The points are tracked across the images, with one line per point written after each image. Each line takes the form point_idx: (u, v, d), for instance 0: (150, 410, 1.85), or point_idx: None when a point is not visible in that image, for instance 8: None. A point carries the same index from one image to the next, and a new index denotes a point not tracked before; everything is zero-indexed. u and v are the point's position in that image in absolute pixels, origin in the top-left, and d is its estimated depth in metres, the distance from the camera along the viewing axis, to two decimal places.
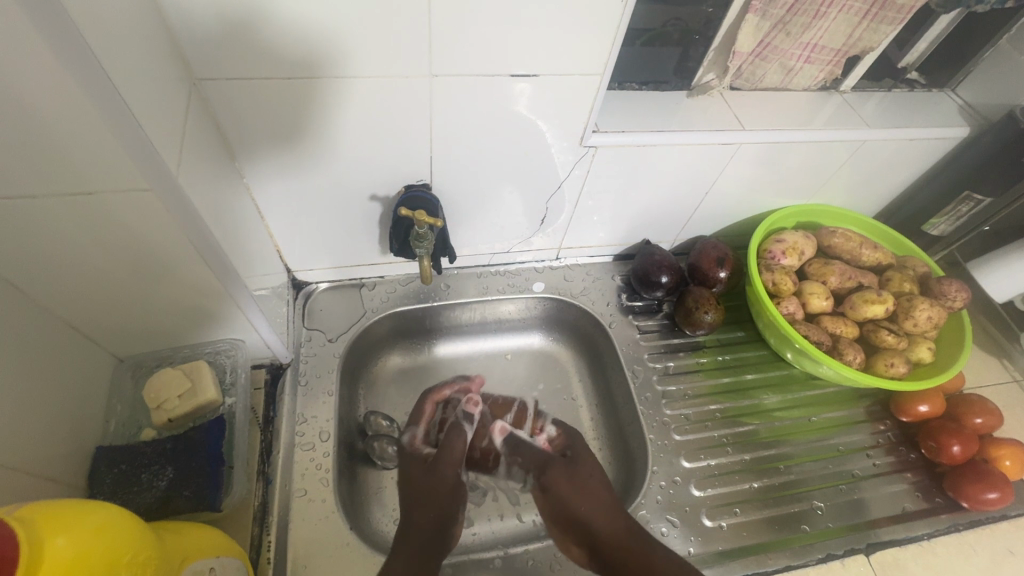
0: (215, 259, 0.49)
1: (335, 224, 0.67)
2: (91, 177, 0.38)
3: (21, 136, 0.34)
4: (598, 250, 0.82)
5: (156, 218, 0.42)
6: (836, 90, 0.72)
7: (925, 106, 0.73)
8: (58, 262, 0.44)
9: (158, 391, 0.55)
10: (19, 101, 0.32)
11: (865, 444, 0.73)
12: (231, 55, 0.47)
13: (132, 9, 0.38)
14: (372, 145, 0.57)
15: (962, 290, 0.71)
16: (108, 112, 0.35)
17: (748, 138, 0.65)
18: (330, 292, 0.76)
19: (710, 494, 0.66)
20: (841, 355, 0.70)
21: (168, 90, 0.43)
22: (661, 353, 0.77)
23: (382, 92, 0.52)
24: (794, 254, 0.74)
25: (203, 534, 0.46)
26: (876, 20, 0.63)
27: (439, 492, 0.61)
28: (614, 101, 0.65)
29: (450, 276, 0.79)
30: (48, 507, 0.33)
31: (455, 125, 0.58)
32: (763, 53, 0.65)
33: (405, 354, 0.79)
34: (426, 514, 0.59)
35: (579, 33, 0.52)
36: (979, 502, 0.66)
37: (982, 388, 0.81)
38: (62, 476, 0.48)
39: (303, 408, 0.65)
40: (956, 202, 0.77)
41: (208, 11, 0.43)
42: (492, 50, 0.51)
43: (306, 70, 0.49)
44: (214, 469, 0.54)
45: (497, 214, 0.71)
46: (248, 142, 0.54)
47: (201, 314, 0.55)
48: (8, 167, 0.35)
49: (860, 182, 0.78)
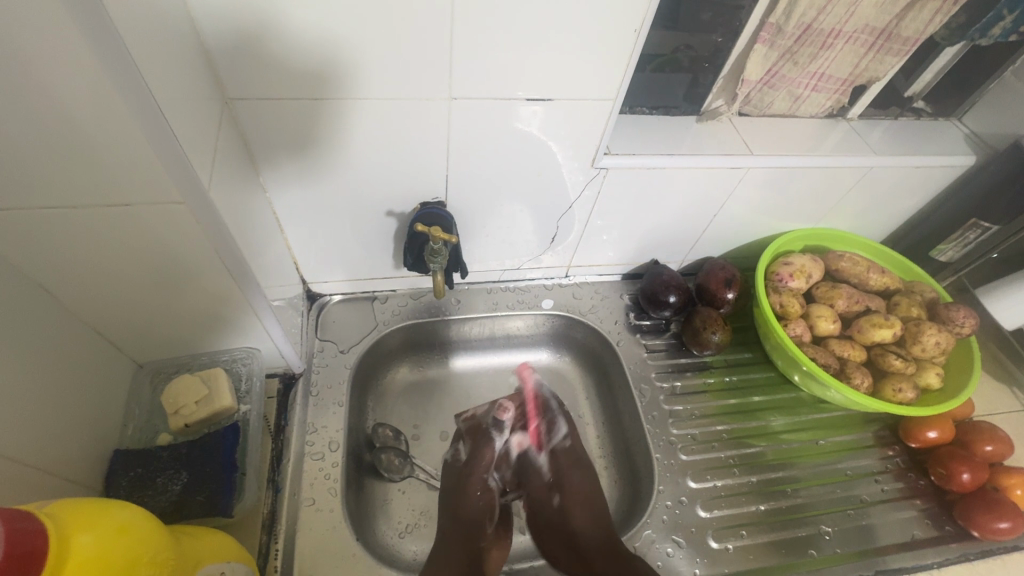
0: (238, 270, 0.51)
1: (350, 238, 0.69)
2: (128, 189, 0.40)
3: (67, 150, 0.36)
4: (606, 269, 0.84)
5: (186, 230, 0.44)
6: (842, 117, 0.74)
7: (930, 135, 0.75)
8: (87, 266, 0.45)
9: (176, 397, 0.57)
10: (69, 120, 0.35)
11: (874, 469, 0.73)
12: (262, 77, 0.49)
13: (177, 33, 0.41)
14: (390, 162, 0.60)
15: (970, 316, 0.72)
16: (150, 130, 0.37)
17: (755, 163, 0.67)
18: (343, 303, 0.77)
19: (716, 516, 0.66)
20: (849, 378, 0.71)
21: (204, 109, 0.45)
22: (668, 372, 0.78)
23: (401, 113, 0.55)
24: (802, 276, 0.75)
25: (216, 540, 0.47)
26: (882, 51, 0.65)
27: (467, 505, 0.64)
28: (623, 125, 0.67)
29: (461, 291, 0.80)
30: (72, 505, 0.34)
31: (470, 145, 0.60)
32: (771, 81, 0.67)
33: (414, 367, 0.80)
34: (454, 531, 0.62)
35: (593, 61, 0.54)
36: (989, 531, 0.65)
37: (993, 416, 0.80)
38: (78, 478, 0.49)
39: (313, 418, 0.66)
40: (963, 229, 0.78)
41: (241, 33, 0.45)
42: (508, 75, 0.54)
43: (333, 92, 0.51)
44: (227, 475, 0.55)
45: (509, 231, 0.73)
46: (271, 157, 0.56)
47: (221, 323, 0.56)
48: (53, 176, 0.38)
49: (866, 208, 0.79)
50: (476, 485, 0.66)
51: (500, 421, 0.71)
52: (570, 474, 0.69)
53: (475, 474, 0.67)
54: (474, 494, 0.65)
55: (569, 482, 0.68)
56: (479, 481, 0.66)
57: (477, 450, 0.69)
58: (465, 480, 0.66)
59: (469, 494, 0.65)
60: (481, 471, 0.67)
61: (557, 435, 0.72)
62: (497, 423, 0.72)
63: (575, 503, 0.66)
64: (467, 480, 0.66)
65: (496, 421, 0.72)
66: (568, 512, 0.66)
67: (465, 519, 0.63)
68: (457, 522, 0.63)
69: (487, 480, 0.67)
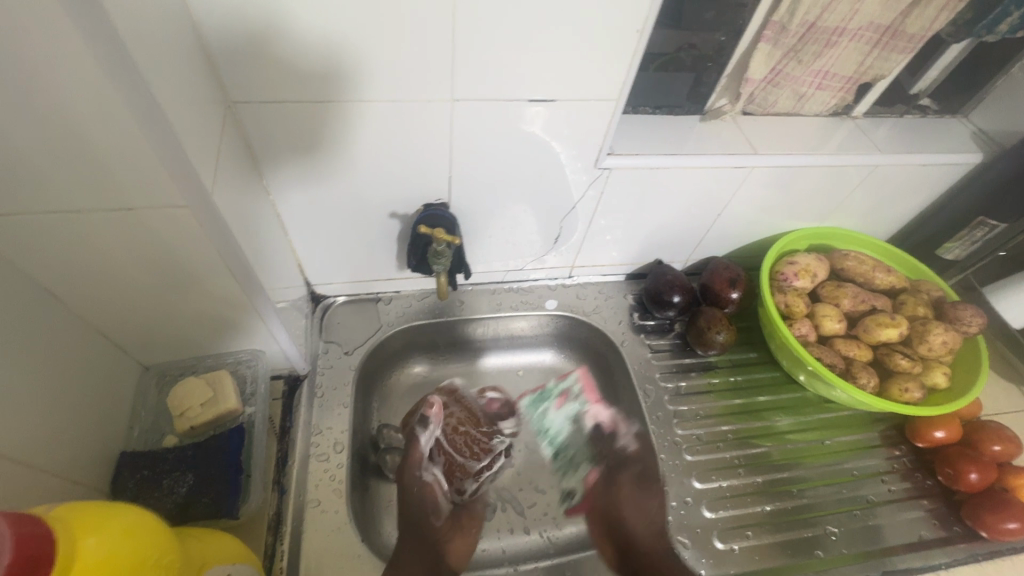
0: (242, 273, 0.51)
1: (354, 240, 0.69)
2: (132, 193, 0.40)
3: (71, 156, 0.36)
4: (610, 269, 0.83)
5: (189, 233, 0.44)
6: (847, 115, 0.73)
7: (936, 133, 0.74)
8: (92, 270, 0.45)
9: (182, 399, 0.57)
10: (74, 126, 0.35)
11: (880, 469, 0.73)
12: (265, 80, 0.49)
13: (179, 38, 0.41)
14: (393, 164, 0.60)
15: (977, 315, 0.71)
16: (154, 135, 0.37)
17: (759, 162, 0.66)
18: (347, 305, 0.77)
19: (721, 516, 0.66)
20: (854, 378, 0.70)
21: (207, 112, 0.45)
22: (673, 372, 0.77)
23: (404, 115, 0.55)
24: (807, 276, 0.75)
25: (221, 543, 0.47)
26: (887, 48, 0.64)
27: (409, 508, 0.64)
28: (626, 125, 0.67)
29: (464, 292, 0.80)
30: (78, 508, 0.34)
31: (472, 145, 0.59)
32: (775, 80, 0.67)
33: (418, 368, 0.80)
34: (406, 533, 0.62)
35: (596, 60, 0.54)
36: (998, 532, 0.64)
37: (1001, 415, 0.80)
38: (85, 480, 0.50)
39: (318, 419, 0.66)
40: (970, 227, 0.77)
41: (242, 35, 0.46)
42: (511, 77, 0.54)
43: (336, 94, 0.51)
44: (232, 476, 0.55)
45: (513, 232, 0.72)
46: (275, 160, 0.56)
47: (225, 325, 0.56)
48: (56, 181, 0.38)
49: (872, 206, 0.79)
50: (413, 483, 0.66)
51: (427, 418, 0.70)
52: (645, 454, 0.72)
53: (408, 473, 0.66)
54: (414, 492, 0.65)
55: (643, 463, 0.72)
56: (415, 477, 0.66)
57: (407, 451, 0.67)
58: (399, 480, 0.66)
59: (408, 493, 0.65)
60: (416, 469, 0.66)
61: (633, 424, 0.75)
62: (421, 420, 0.70)
63: (653, 491, 0.68)
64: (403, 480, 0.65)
65: (421, 419, 0.71)
66: (649, 494, 0.68)
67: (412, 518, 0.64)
68: (409, 516, 0.64)
69: (422, 476, 0.67)
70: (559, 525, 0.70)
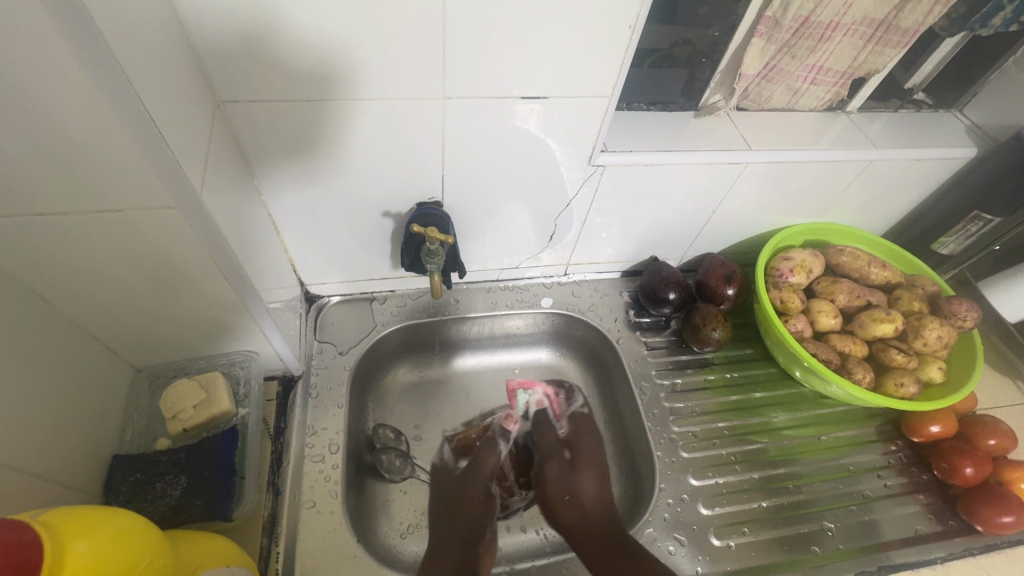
0: (234, 273, 0.50)
1: (348, 239, 0.68)
2: (120, 195, 0.40)
3: (56, 158, 0.36)
4: (606, 266, 0.83)
5: (180, 235, 0.44)
6: (842, 110, 0.73)
7: (931, 127, 0.74)
8: (82, 273, 0.45)
9: (174, 401, 0.57)
10: (58, 128, 0.34)
11: (876, 464, 0.73)
12: (254, 79, 0.49)
13: (165, 36, 0.41)
14: (386, 161, 0.59)
15: (972, 310, 0.71)
16: (140, 137, 0.37)
17: (753, 158, 0.66)
18: (341, 305, 0.77)
19: (718, 513, 0.66)
20: (850, 373, 0.70)
21: (195, 112, 0.44)
22: (669, 370, 0.77)
23: (396, 113, 0.54)
24: (802, 272, 0.75)
25: (214, 546, 0.47)
26: (881, 43, 0.64)
27: (464, 507, 0.67)
28: (620, 122, 0.67)
29: (460, 291, 0.80)
30: (67, 513, 0.34)
31: (466, 143, 0.59)
32: (769, 75, 0.67)
33: (413, 368, 0.80)
34: (454, 531, 0.64)
35: (589, 56, 0.53)
36: (993, 525, 0.65)
37: (996, 409, 0.80)
38: (78, 485, 0.49)
39: (313, 420, 0.66)
40: (965, 221, 0.77)
41: (231, 33, 0.45)
42: (504, 75, 0.53)
43: (327, 92, 0.51)
44: (225, 479, 0.55)
45: (507, 230, 0.72)
46: (265, 159, 0.56)
47: (218, 327, 0.56)
48: (43, 184, 0.37)
49: (866, 201, 0.79)
50: (474, 490, 0.68)
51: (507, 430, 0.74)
52: (586, 437, 0.73)
53: (475, 476, 0.69)
54: (469, 494, 0.68)
55: (584, 445, 0.72)
56: (479, 487, 0.69)
57: (479, 458, 0.71)
58: (466, 480, 0.69)
59: (467, 496, 0.68)
60: (484, 475, 0.70)
61: (575, 404, 0.77)
62: (503, 432, 0.74)
63: (587, 474, 0.69)
64: (466, 483, 0.69)
65: (503, 431, 0.74)
66: (575, 480, 0.69)
67: (460, 522, 0.65)
68: (457, 521, 0.66)
69: (487, 486, 0.70)
70: (555, 524, 0.70)
